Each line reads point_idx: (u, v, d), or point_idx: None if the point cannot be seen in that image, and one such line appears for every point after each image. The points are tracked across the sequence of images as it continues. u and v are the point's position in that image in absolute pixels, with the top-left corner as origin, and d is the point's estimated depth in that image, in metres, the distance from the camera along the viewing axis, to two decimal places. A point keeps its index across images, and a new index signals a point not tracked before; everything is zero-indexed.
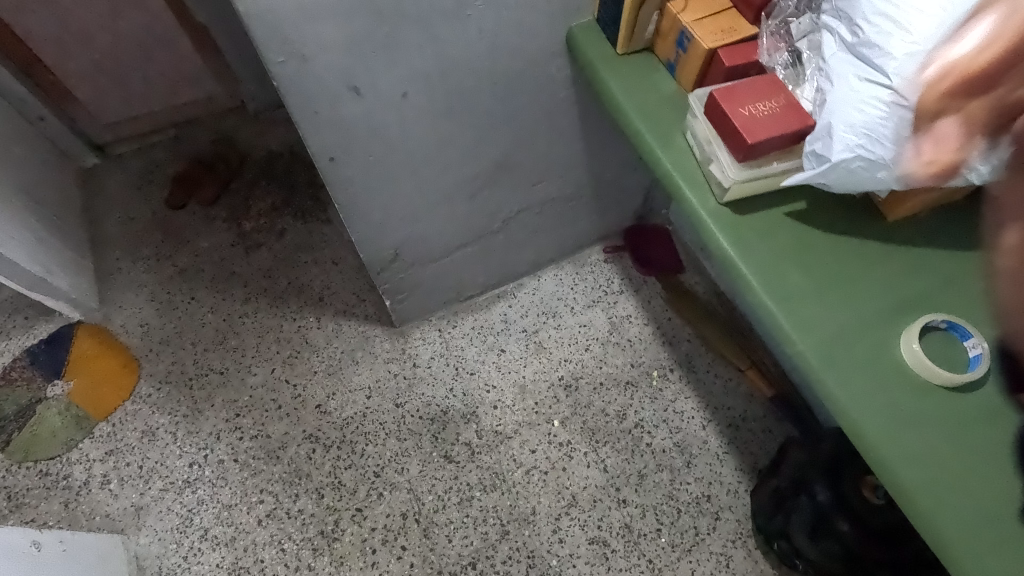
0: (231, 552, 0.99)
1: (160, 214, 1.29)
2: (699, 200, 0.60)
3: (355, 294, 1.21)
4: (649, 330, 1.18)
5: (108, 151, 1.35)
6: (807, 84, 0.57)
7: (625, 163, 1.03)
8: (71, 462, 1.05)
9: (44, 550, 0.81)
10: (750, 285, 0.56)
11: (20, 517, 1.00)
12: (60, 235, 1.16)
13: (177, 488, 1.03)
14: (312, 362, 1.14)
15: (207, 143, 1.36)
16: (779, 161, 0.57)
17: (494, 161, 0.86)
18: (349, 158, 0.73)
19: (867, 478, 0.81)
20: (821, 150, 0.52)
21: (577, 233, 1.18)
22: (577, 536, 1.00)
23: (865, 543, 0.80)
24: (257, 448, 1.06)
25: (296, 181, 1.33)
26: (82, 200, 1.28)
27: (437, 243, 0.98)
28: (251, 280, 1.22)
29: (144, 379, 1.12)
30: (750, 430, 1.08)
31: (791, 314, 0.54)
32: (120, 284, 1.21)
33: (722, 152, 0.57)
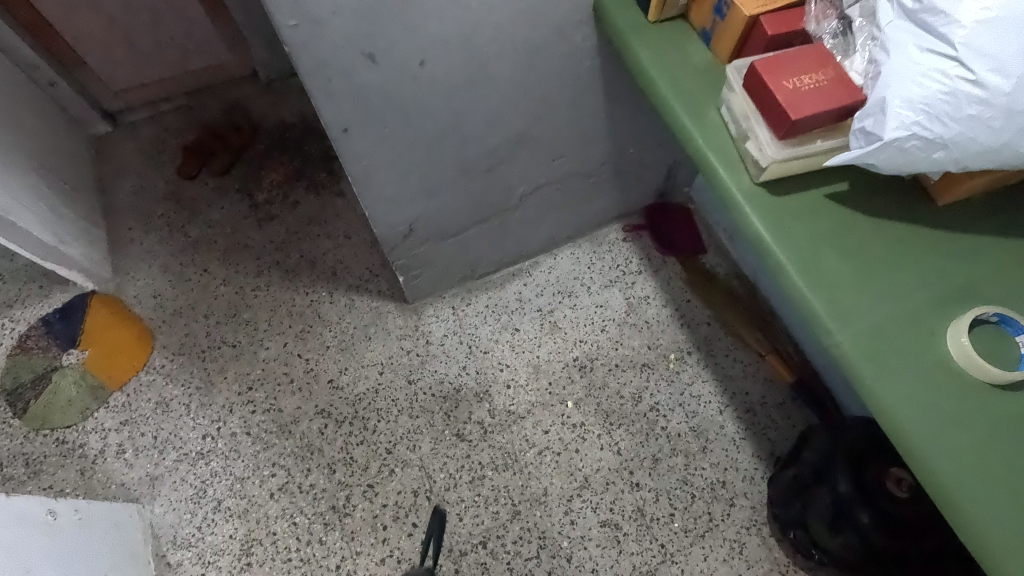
0: (244, 524, 0.99)
1: (172, 184, 1.27)
2: (732, 179, 0.56)
3: (368, 270, 1.19)
4: (668, 312, 1.15)
5: (120, 118, 1.33)
6: (858, 54, 0.53)
7: (648, 139, 0.99)
8: (86, 431, 1.05)
9: (60, 519, 0.81)
10: (785, 272, 0.53)
11: (37, 484, 1.01)
12: (73, 204, 1.15)
13: (191, 459, 1.04)
14: (324, 337, 1.13)
15: (219, 112, 1.33)
16: (823, 139, 0.53)
17: (513, 135, 0.83)
18: (364, 130, 0.71)
19: (892, 470, 0.80)
20: (871, 128, 0.48)
21: (595, 211, 1.14)
22: (589, 518, 0.99)
23: (885, 536, 0.79)
24: (269, 422, 1.06)
25: (310, 152, 1.31)
26: (94, 168, 1.27)
27: (452, 219, 0.95)
28: (263, 253, 1.21)
29: (158, 350, 1.12)
30: (768, 416, 1.06)
31: (827, 301, 0.51)
32: (133, 254, 1.20)
33: (761, 128, 0.54)
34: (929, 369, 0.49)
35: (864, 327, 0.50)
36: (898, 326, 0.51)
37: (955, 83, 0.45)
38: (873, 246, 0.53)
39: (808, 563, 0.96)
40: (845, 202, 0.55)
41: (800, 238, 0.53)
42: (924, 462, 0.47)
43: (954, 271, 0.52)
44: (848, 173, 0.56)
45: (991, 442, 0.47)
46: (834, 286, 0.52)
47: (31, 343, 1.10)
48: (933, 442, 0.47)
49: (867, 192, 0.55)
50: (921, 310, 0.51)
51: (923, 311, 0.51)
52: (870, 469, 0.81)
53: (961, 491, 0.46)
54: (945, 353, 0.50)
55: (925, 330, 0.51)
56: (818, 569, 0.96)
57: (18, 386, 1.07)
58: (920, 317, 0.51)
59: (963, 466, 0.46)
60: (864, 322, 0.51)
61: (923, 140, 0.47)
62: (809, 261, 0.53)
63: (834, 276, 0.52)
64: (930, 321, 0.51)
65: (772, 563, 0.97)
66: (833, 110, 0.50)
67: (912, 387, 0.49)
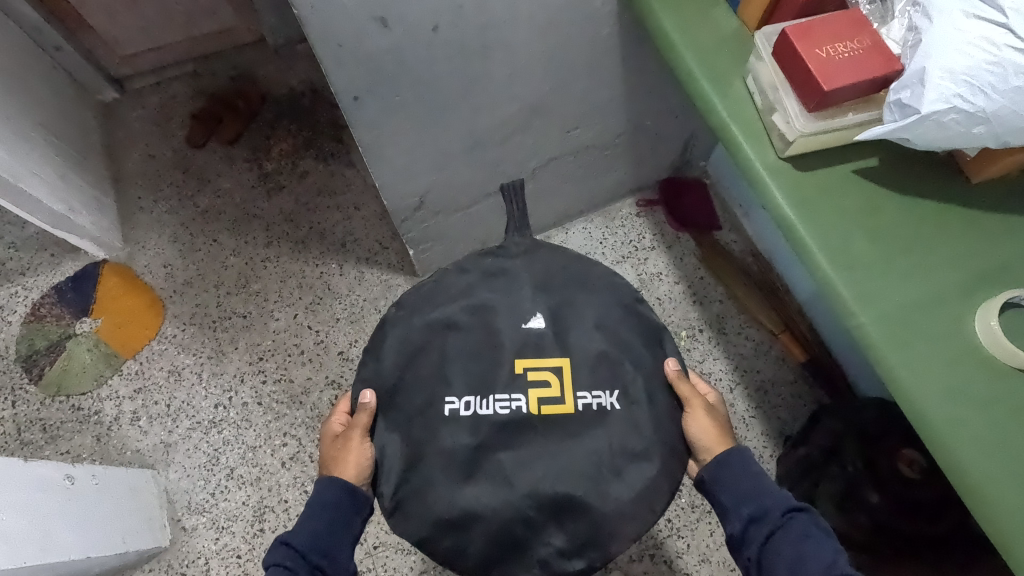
0: (256, 491, 1.01)
1: (181, 153, 1.26)
2: (757, 154, 0.54)
3: (378, 242, 1.18)
4: (680, 289, 1.14)
5: (128, 85, 1.31)
6: (895, 21, 0.51)
7: (666, 111, 0.96)
8: (101, 398, 1.07)
9: (77, 483, 0.83)
10: (809, 251, 0.51)
11: (55, 449, 1.03)
12: (82, 171, 1.14)
13: (204, 428, 1.05)
14: (334, 309, 1.13)
15: (227, 79, 1.31)
16: (855, 111, 0.51)
17: (527, 105, 0.81)
18: (376, 98, 0.69)
19: (903, 452, 0.81)
20: (908, 100, 0.46)
21: (608, 185, 1.12)
22: None
23: (892, 516, 0.79)
24: (280, 392, 1.07)
25: (319, 121, 1.28)
26: (103, 135, 1.25)
27: (464, 191, 0.93)
28: (273, 223, 1.20)
29: (169, 320, 1.12)
30: (779, 395, 1.06)
31: (850, 283, 0.50)
32: (143, 224, 1.20)
33: (790, 100, 0.52)
34: (955, 353, 0.48)
35: (889, 309, 0.49)
36: (923, 307, 0.49)
37: (1003, 52, 0.43)
38: (900, 224, 0.51)
39: None
40: (874, 178, 0.53)
41: (826, 217, 0.52)
42: (946, 449, 0.46)
43: (985, 253, 0.51)
44: (877, 148, 0.54)
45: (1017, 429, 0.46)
46: (858, 267, 0.50)
47: (45, 311, 1.11)
48: (957, 429, 0.46)
49: (898, 168, 0.53)
50: (948, 293, 0.50)
51: (950, 294, 0.50)
52: (880, 451, 0.82)
53: (985, 484, 0.45)
54: (972, 339, 0.48)
55: (951, 314, 0.49)
56: None
57: (32, 353, 1.09)
58: (947, 300, 0.49)
59: (986, 453, 0.45)
60: (889, 304, 0.49)
61: (963, 114, 0.45)
62: (834, 241, 0.51)
63: (859, 257, 0.51)
64: (958, 304, 0.49)
65: None
66: (868, 81, 0.48)
67: (937, 371, 0.47)
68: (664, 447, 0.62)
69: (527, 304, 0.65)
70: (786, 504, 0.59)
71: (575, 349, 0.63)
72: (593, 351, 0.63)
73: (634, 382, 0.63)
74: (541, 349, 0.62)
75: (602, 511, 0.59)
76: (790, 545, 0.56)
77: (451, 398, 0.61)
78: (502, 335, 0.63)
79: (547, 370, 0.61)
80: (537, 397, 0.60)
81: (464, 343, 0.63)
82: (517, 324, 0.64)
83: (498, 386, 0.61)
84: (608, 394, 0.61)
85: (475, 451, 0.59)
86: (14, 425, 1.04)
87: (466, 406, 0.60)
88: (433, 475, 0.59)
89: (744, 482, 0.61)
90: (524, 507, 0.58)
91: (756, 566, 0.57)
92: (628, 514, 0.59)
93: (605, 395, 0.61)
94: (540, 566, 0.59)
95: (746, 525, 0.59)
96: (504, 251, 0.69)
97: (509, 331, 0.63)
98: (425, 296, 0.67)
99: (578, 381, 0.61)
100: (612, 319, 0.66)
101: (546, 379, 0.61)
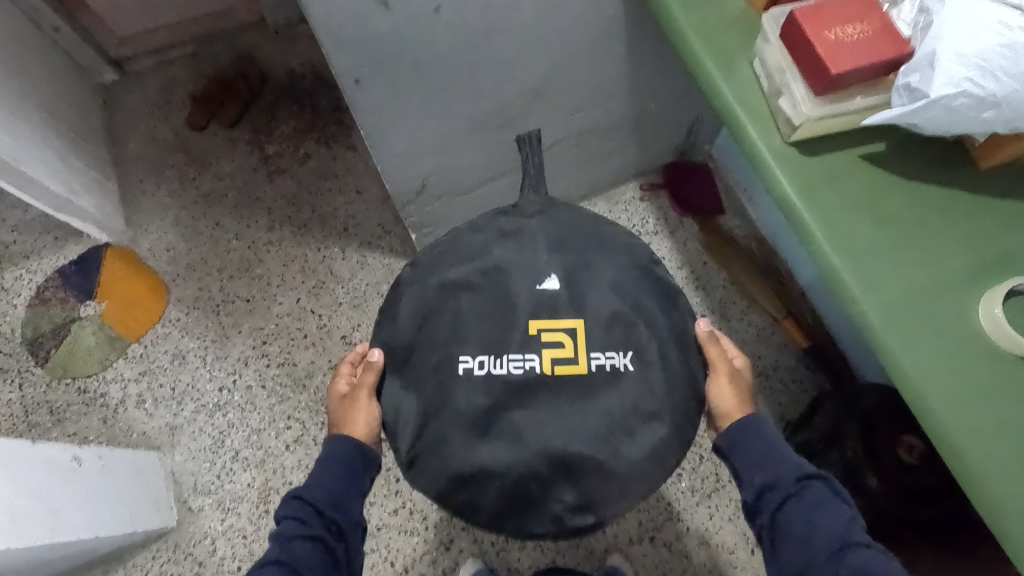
0: (261, 473, 1.02)
1: (182, 136, 1.25)
2: (763, 139, 0.54)
3: (380, 227, 1.18)
4: (683, 274, 1.13)
5: (127, 66, 1.30)
6: (906, 3, 0.50)
7: (671, 93, 0.95)
8: (107, 381, 1.08)
9: (84, 465, 0.84)
10: (813, 237, 0.51)
11: (62, 431, 1.04)
12: (83, 154, 1.13)
13: (209, 411, 1.06)
14: (336, 294, 1.13)
15: (226, 61, 1.30)
16: (863, 96, 0.50)
17: (530, 87, 0.80)
18: (377, 80, 0.68)
19: (904, 438, 0.81)
20: (917, 84, 0.45)
21: (613, 168, 1.11)
22: None
23: (891, 500, 0.80)
24: (284, 376, 1.08)
25: (320, 104, 1.27)
26: (103, 117, 1.25)
27: (466, 175, 0.93)
28: (275, 207, 1.20)
29: (173, 304, 1.13)
30: (781, 380, 1.06)
31: (856, 271, 0.50)
32: (145, 207, 1.20)
33: (797, 84, 0.51)
34: (959, 342, 0.48)
35: (892, 297, 0.49)
36: (928, 295, 0.49)
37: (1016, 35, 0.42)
38: (907, 211, 0.51)
39: None
40: (882, 164, 0.52)
41: (831, 203, 0.51)
42: (946, 437, 0.46)
43: (991, 240, 0.50)
44: (886, 133, 0.53)
45: (1018, 417, 0.46)
46: (863, 255, 0.50)
47: (49, 294, 1.12)
48: (958, 417, 0.46)
49: (906, 154, 0.53)
50: (954, 281, 0.49)
51: (955, 282, 0.49)
52: (881, 434, 0.82)
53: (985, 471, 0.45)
54: (976, 327, 0.48)
55: (956, 301, 0.49)
56: None
57: (38, 336, 1.09)
58: (953, 288, 0.49)
59: (988, 441, 0.46)
60: (893, 292, 0.49)
61: (973, 98, 0.44)
62: (839, 228, 0.51)
63: (864, 244, 0.50)
64: (963, 292, 0.49)
65: None
66: (878, 64, 0.47)
67: (940, 359, 0.47)
68: (670, 413, 0.61)
69: (542, 264, 0.64)
70: (800, 472, 0.60)
71: (590, 312, 0.62)
72: (608, 313, 0.62)
73: (651, 343, 0.62)
74: (556, 310, 0.62)
75: (608, 481, 0.59)
76: (802, 513, 0.58)
77: (467, 357, 0.60)
78: (513, 300, 0.62)
79: (561, 331, 0.61)
80: (551, 358, 0.60)
81: (476, 305, 0.62)
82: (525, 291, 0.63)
83: (512, 345, 0.60)
84: (622, 354, 0.61)
85: (490, 409, 0.59)
86: (21, 408, 1.05)
87: (480, 365, 0.60)
88: (448, 435, 0.60)
89: (759, 449, 0.62)
90: (539, 465, 0.59)
91: (768, 533, 0.59)
92: (640, 473, 0.60)
93: (617, 356, 0.61)
94: (553, 520, 0.60)
95: (759, 494, 0.61)
96: (519, 211, 0.68)
97: (523, 292, 0.62)
98: (438, 257, 0.67)
99: (591, 343, 0.61)
100: (626, 280, 0.65)
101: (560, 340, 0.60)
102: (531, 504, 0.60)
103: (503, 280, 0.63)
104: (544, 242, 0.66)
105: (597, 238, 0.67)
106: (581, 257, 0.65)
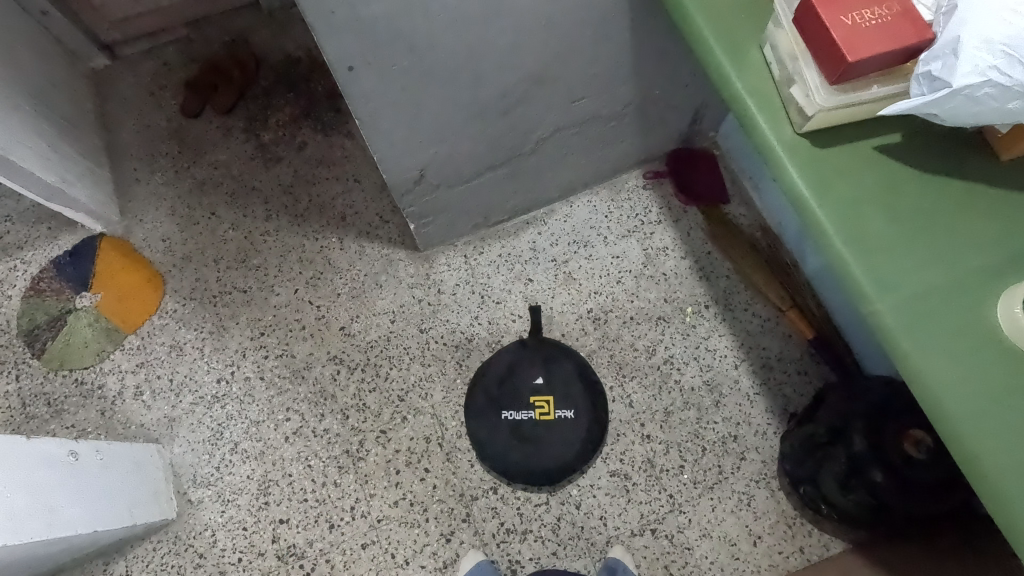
0: (261, 465, 1.02)
1: (176, 122, 1.22)
2: (773, 130, 0.51)
3: (378, 215, 1.16)
4: (686, 264, 1.11)
5: (119, 51, 1.27)
6: None
7: (676, 79, 0.92)
8: (104, 373, 1.07)
9: (81, 460, 0.83)
10: (824, 233, 0.49)
11: (60, 423, 1.04)
12: (75, 142, 1.11)
13: (207, 402, 1.05)
14: (335, 284, 1.12)
15: (220, 45, 1.27)
16: (880, 84, 0.48)
17: (530, 74, 0.77)
18: (371, 68, 0.66)
19: (912, 431, 0.78)
20: (938, 72, 0.43)
21: (616, 155, 1.08)
22: (599, 468, 1.00)
23: (898, 493, 0.80)
24: (282, 367, 1.07)
25: (317, 90, 1.25)
26: (95, 104, 1.22)
27: (466, 163, 0.90)
28: (271, 196, 1.18)
29: (170, 295, 1.11)
30: (785, 372, 1.05)
31: (869, 270, 0.47)
32: (140, 196, 1.18)
33: (811, 73, 0.48)
34: (976, 343, 0.46)
35: (907, 296, 0.47)
36: (943, 294, 0.47)
37: None
38: (922, 206, 0.49)
39: (816, 516, 0.98)
40: (895, 156, 0.50)
41: (844, 198, 0.49)
42: (960, 439, 0.45)
43: (1009, 236, 0.48)
44: (900, 123, 0.51)
45: None
46: (877, 253, 0.48)
47: (44, 285, 1.10)
48: (975, 422, 0.44)
49: (922, 145, 0.50)
50: (970, 277, 0.47)
51: (972, 279, 0.47)
52: (888, 430, 0.80)
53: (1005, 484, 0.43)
54: (994, 327, 0.46)
55: (973, 301, 0.47)
56: (825, 522, 0.98)
57: (34, 328, 1.08)
58: (969, 286, 0.47)
59: (1007, 448, 0.44)
60: (907, 289, 0.47)
61: (998, 88, 0.42)
62: (852, 224, 0.48)
63: (878, 240, 0.48)
64: (980, 291, 0.47)
65: (779, 515, 0.98)
66: (897, 51, 0.45)
67: (955, 358, 0.46)
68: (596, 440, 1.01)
69: (532, 367, 1.03)
70: None
71: (557, 387, 1.02)
72: (568, 378, 1.03)
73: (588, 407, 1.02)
74: (539, 388, 1.02)
75: (569, 465, 0.99)
76: None
77: (505, 411, 1.01)
78: (518, 396, 1.02)
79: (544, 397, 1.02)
80: (539, 411, 1.01)
81: (498, 390, 1.02)
82: (526, 378, 1.03)
83: (520, 404, 1.01)
84: (567, 410, 1.01)
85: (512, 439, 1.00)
86: (18, 400, 1.05)
87: (509, 413, 1.01)
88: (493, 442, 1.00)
89: None
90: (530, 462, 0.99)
91: None
92: (583, 461, 1.00)
93: (568, 411, 1.01)
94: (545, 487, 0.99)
95: None
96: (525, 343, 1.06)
97: (523, 387, 1.02)
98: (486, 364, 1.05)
99: (558, 403, 1.01)
100: (576, 382, 1.03)
101: (542, 402, 1.01)
102: (532, 477, 0.99)
103: (513, 374, 1.03)
104: (539, 355, 1.05)
105: (562, 352, 1.05)
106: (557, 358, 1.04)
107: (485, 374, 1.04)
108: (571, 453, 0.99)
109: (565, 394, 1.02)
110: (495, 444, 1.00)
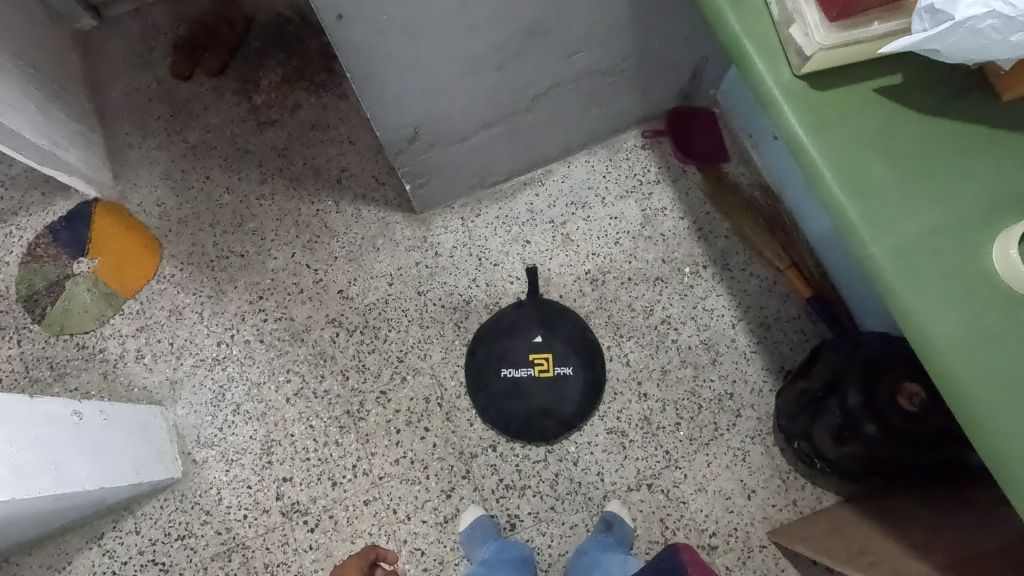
0: (263, 426, 1.03)
1: (166, 84, 1.20)
2: (771, 72, 0.50)
3: (375, 178, 1.15)
4: (685, 224, 1.11)
5: (105, 11, 1.23)
6: None
7: (677, 31, 0.90)
8: (105, 337, 1.07)
9: (85, 419, 0.84)
10: (821, 176, 0.48)
11: (64, 386, 1.05)
12: (64, 105, 1.09)
13: (208, 365, 1.06)
14: (332, 248, 1.11)
15: (209, 3, 1.24)
16: (881, 21, 0.49)
17: (525, 25, 0.75)
18: (363, 17, 0.64)
19: (906, 386, 0.80)
20: (941, 4, 0.42)
21: (614, 113, 1.06)
22: (596, 425, 1.02)
23: (888, 445, 0.81)
24: (282, 330, 1.07)
25: (308, 51, 1.22)
26: (83, 66, 1.20)
27: (462, 119, 0.89)
28: (265, 159, 1.16)
29: (167, 259, 1.11)
30: (782, 331, 1.06)
31: (865, 212, 0.47)
32: (133, 160, 1.16)
33: (811, 9, 0.48)
34: (969, 286, 0.46)
35: (903, 238, 0.47)
36: (938, 237, 0.47)
37: None
38: (921, 149, 0.48)
39: (809, 470, 1.00)
40: (895, 98, 0.49)
41: (841, 139, 0.48)
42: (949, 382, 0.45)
43: (1006, 178, 0.48)
44: (901, 64, 0.50)
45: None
46: (872, 195, 0.47)
47: (41, 251, 1.10)
48: (966, 363, 0.45)
49: (921, 86, 0.49)
50: (966, 221, 0.47)
51: (968, 221, 0.47)
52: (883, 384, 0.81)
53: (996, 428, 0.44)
54: (988, 269, 0.46)
55: (967, 243, 0.47)
56: (818, 477, 1.00)
57: (33, 293, 1.08)
58: (965, 229, 0.47)
59: (999, 388, 0.44)
60: (902, 233, 0.47)
61: (1002, 19, 0.41)
62: (849, 166, 0.48)
63: (874, 183, 0.47)
64: (975, 233, 0.47)
65: (773, 470, 1.00)
66: None
67: (946, 301, 0.46)
68: (595, 398, 1.02)
69: (529, 326, 1.04)
70: None
71: (555, 345, 1.03)
72: (566, 337, 1.04)
73: (587, 363, 1.03)
74: (537, 347, 1.03)
75: (569, 420, 1.01)
76: None
77: (504, 368, 1.02)
78: (517, 356, 1.03)
79: (544, 353, 1.03)
80: (538, 368, 1.02)
81: (501, 348, 1.03)
82: (525, 339, 1.04)
83: (518, 362, 1.02)
84: (566, 367, 1.02)
85: (514, 396, 1.01)
86: (21, 364, 1.06)
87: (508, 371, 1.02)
88: (494, 399, 1.01)
89: None
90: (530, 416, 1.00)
91: None
92: (581, 417, 1.01)
93: (567, 367, 1.02)
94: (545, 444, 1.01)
95: None
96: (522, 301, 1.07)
97: (522, 348, 1.03)
98: (487, 327, 1.05)
99: (557, 360, 1.03)
100: (576, 338, 1.04)
101: (542, 359, 1.03)
102: (533, 432, 1.00)
103: (513, 336, 1.04)
104: (536, 316, 1.05)
105: (559, 313, 1.05)
106: (554, 315, 1.05)
107: (486, 339, 1.04)
108: (568, 409, 1.01)
109: (563, 352, 1.03)
110: (497, 402, 1.01)
